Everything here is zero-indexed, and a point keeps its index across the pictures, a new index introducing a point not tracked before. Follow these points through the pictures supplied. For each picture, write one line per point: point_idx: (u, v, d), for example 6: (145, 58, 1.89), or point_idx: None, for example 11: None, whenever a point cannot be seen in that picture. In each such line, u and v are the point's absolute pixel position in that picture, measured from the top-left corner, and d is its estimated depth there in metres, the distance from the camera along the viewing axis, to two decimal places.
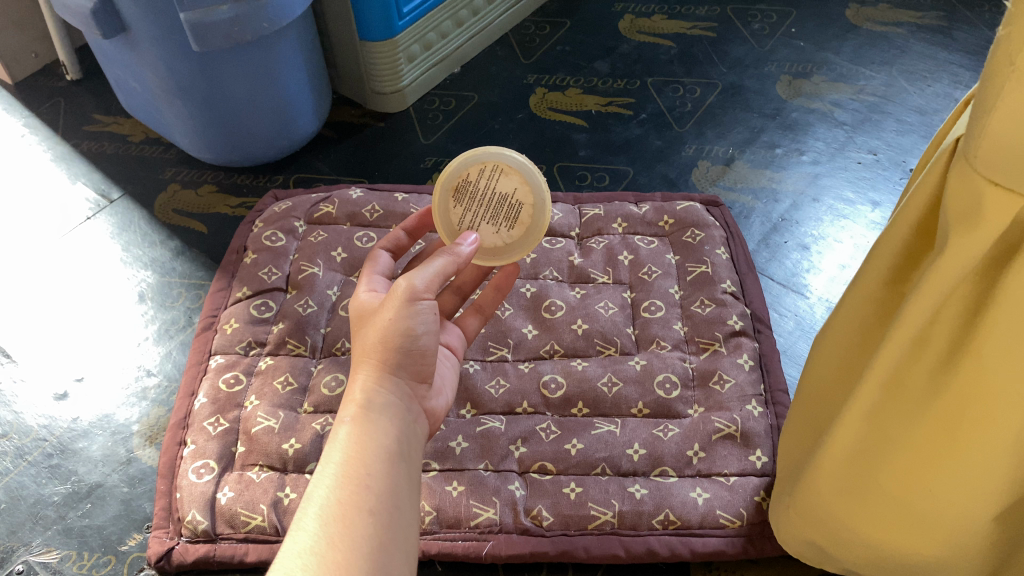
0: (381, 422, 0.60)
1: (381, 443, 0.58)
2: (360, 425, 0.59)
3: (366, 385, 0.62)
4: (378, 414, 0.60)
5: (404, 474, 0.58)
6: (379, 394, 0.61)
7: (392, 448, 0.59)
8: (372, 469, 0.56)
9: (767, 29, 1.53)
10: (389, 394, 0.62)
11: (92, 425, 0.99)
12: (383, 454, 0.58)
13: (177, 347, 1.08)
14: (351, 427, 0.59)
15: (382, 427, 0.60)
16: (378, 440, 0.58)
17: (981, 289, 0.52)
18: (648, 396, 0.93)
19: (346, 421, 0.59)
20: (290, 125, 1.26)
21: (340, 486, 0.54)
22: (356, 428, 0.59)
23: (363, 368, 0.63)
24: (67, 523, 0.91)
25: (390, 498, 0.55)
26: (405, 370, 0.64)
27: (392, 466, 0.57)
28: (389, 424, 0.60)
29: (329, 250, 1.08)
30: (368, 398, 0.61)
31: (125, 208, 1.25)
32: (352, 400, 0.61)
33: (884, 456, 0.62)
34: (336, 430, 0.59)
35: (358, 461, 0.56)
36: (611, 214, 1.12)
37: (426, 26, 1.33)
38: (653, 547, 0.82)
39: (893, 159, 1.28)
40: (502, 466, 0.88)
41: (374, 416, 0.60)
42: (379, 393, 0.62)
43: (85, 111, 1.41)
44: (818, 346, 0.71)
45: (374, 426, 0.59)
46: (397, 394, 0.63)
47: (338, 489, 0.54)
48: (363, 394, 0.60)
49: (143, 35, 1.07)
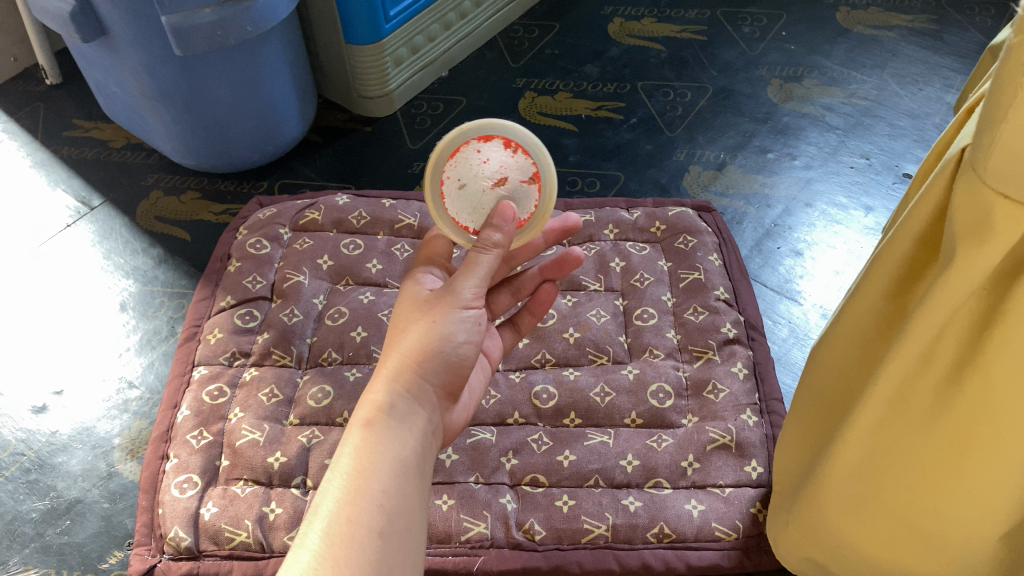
0: (399, 430, 0.57)
1: (395, 454, 0.56)
2: (375, 432, 0.56)
3: (394, 388, 0.59)
4: (397, 422, 0.57)
5: (416, 491, 0.56)
6: (403, 400, 0.58)
7: (407, 461, 0.56)
8: (385, 483, 0.54)
9: (757, 32, 1.52)
10: (412, 401, 0.59)
11: (72, 438, 0.97)
12: (396, 468, 0.55)
13: (160, 358, 1.05)
14: (365, 432, 0.56)
15: (400, 436, 0.57)
16: (392, 451, 0.56)
17: (988, 304, 0.51)
18: (641, 405, 0.91)
19: (360, 425, 0.56)
20: (275, 131, 1.24)
21: (348, 503, 0.52)
22: (372, 435, 0.56)
23: (389, 367, 0.60)
24: (45, 540, 0.88)
25: (400, 518, 0.53)
26: (433, 375, 0.61)
27: (403, 481, 0.55)
28: (407, 433, 0.57)
29: (316, 258, 1.06)
30: (392, 402, 0.58)
31: (106, 215, 1.23)
32: (371, 399, 0.58)
33: (887, 474, 0.61)
34: (348, 434, 0.56)
35: (369, 475, 0.54)
36: (602, 220, 1.10)
37: (414, 30, 1.31)
38: (648, 562, 0.81)
39: (885, 163, 1.27)
40: (493, 479, 0.86)
41: (393, 424, 0.57)
42: (402, 399, 0.59)
43: (65, 116, 1.38)
44: (815, 359, 0.70)
45: (389, 434, 0.56)
46: (422, 403, 0.60)
47: (346, 506, 0.52)
48: (386, 397, 0.57)
49: (123, 38, 1.05)
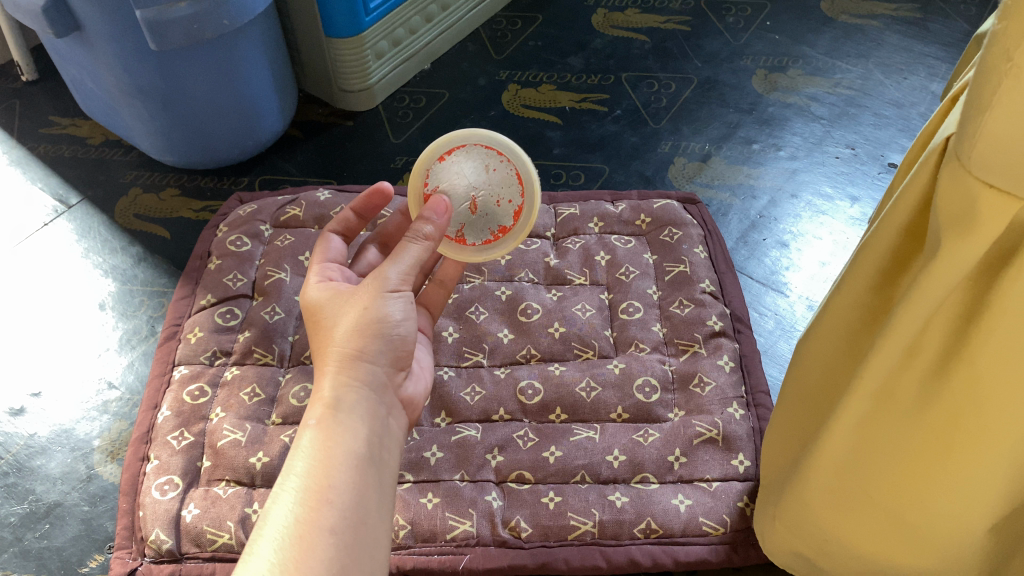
0: (349, 422, 0.54)
1: (349, 447, 0.53)
2: (328, 427, 0.54)
3: (340, 380, 0.56)
4: (347, 415, 0.55)
5: (372, 484, 0.53)
6: (351, 391, 0.56)
7: (363, 454, 0.54)
8: (340, 478, 0.51)
9: (742, 22, 1.51)
10: (363, 390, 0.57)
11: (50, 441, 0.95)
12: (351, 461, 0.53)
13: (140, 357, 1.04)
14: (317, 430, 0.53)
15: (354, 428, 0.54)
16: (346, 443, 0.53)
17: (973, 296, 0.51)
18: (627, 400, 0.90)
19: (311, 424, 0.54)
20: (254, 126, 1.22)
21: (301, 504, 0.50)
22: (323, 432, 0.53)
23: (327, 364, 0.57)
24: (24, 545, 0.87)
25: (357, 514, 0.51)
26: (380, 355, 0.59)
27: (359, 473, 0.52)
28: (361, 425, 0.55)
29: (297, 254, 1.04)
30: (338, 396, 0.56)
31: (84, 213, 1.21)
32: (319, 398, 0.56)
33: (874, 466, 0.61)
34: (301, 434, 0.54)
35: (322, 473, 0.51)
36: (587, 213, 1.09)
37: (395, 22, 1.30)
38: (635, 558, 0.80)
39: (870, 153, 1.27)
40: (478, 476, 0.85)
41: (343, 416, 0.55)
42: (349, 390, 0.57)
43: (41, 113, 1.36)
44: (799, 350, 0.69)
45: (344, 429, 0.54)
46: (370, 386, 0.57)
47: (300, 507, 0.49)
48: (334, 393, 0.55)
49: (98, 33, 1.03)
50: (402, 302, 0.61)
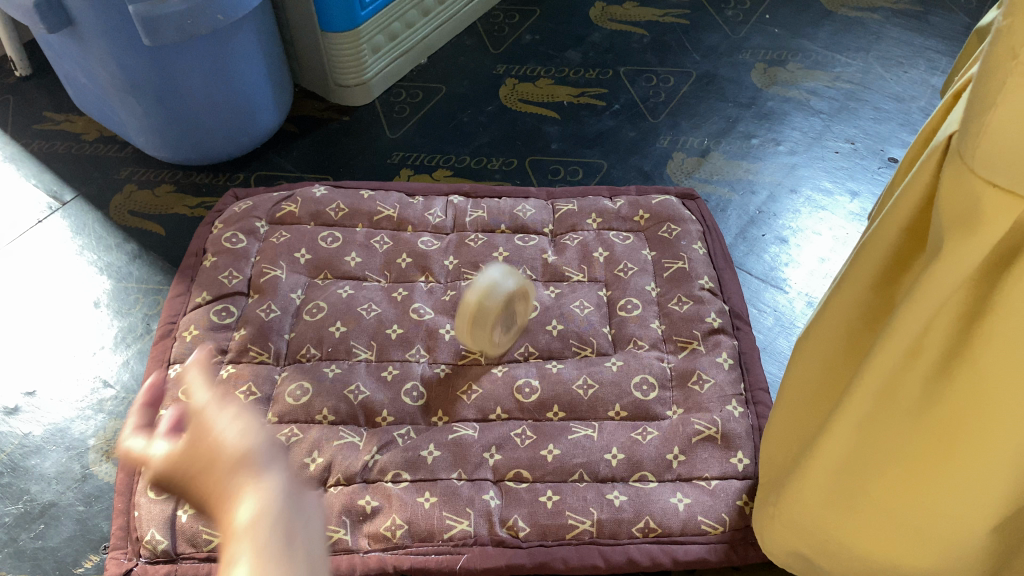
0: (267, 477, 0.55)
1: (278, 501, 0.53)
2: (253, 488, 0.54)
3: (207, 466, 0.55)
4: (265, 471, 0.55)
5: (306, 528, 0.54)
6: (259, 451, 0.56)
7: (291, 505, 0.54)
8: (267, 530, 0.51)
9: (741, 15, 1.50)
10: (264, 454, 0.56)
11: (45, 440, 0.95)
12: (282, 511, 0.53)
13: (135, 355, 1.03)
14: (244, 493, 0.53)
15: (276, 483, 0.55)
16: (273, 495, 0.54)
17: (976, 295, 0.50)
18: (625, 398, 0.89)
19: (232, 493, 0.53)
20: (250, 121, 1.21)
21: (253, 557, 0.49)
22: (249, 493, 0.53)
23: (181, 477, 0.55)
24: (19, 545, 0.86)
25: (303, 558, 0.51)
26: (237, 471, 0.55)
27: (290, 522, 0.53)
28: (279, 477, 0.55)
29: (293, 251, 1.03)
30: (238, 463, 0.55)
31: (79, 209, 1.20)
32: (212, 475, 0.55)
33: (874, 468, 0.60)
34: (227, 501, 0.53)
35: (263, 526, 0.51)
36: (585, 209, 1.09)
37: (391, 16, 1.29)
38: (633, 557, 0.80)
39: (870, 147, 1.26)
40: (476, 475, 0.84)
41: (258, 475, 0.54)
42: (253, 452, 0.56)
43: (35, 109, 1.35)
44: (798, 349, 0.68)
45: (269, 484, 0.54)
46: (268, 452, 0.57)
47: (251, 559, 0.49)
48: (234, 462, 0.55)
49: (91, 28, 1.02)
50: (242, 422, 0.58)
